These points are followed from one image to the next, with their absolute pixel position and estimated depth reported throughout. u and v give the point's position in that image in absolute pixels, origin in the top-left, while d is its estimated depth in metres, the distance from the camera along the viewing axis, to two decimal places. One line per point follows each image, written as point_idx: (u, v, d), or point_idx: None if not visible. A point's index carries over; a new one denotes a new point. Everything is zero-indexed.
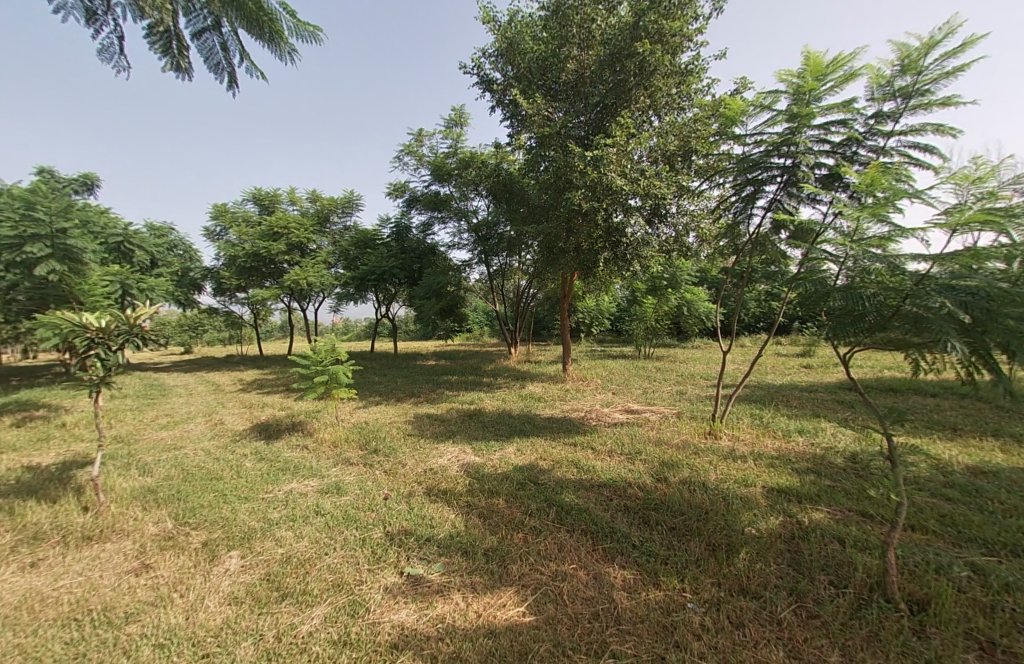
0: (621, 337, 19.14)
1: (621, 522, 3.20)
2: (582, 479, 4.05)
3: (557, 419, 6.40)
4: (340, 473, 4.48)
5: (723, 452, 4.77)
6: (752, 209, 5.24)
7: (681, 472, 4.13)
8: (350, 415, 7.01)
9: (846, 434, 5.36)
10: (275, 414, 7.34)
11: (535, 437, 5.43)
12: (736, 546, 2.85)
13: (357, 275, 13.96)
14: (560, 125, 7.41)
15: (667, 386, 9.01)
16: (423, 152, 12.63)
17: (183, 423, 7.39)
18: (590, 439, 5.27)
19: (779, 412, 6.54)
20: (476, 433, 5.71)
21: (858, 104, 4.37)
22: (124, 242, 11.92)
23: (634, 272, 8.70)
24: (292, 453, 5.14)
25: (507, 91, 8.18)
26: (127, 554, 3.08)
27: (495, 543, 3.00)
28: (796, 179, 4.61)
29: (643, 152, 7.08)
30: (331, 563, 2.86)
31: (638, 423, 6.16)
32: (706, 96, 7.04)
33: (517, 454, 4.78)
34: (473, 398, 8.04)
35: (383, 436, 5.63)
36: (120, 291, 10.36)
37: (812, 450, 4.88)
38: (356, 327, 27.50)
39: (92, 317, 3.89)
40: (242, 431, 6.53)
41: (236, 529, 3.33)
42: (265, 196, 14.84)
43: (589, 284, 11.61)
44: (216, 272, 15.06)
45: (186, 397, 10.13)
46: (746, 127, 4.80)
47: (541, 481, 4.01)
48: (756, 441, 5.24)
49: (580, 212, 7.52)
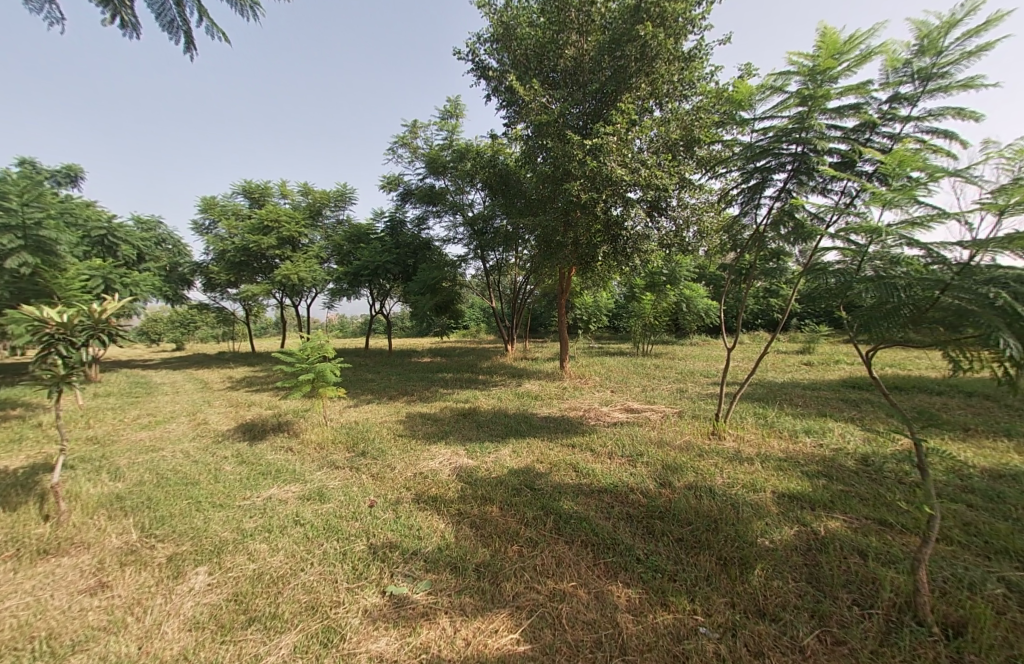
0: (619, 333, 18.93)
1: (625, 532, 2.96)
2: (580, 484, 3.80)
3: (555, 419, 6.14)
4: (324, 477, 4.22)
5: (729, 455, 4.53)
6: (758, 200, 4.96)
7: (686, 477, 3.90)
8: (339, 415, 6.73)
9: (856, 435, 5.14)
10: (261, 413, 7.07)
11: (532, 439, 5.17)
12: (749, 560, 2.62)
13: (349, 270, 13.64)
14: (558, 113, 7.10)
15: (667, 384, 8.77)
16: (417, 144, 12.32)
17: (165, 423, 7.10)
18: (590, 441, 5.02)
19: (785, 411, 6.32)
20: (469, 434, 5.44)
21: (872, 87, 4.12)
22: (108, 235, 11.57)
23: (633, 268, 8.47)
24: (275, 456, 4.87)
25: (503, 79, 7.85)
26: (84, 571, 2.83)
27: (487, 558, 2.75)
28: (807, 167, 4.36)
29: (644, 143, 6.80)
30: (306, 582, 2.61)
31: (638, 423, 5.91)
32: (710, 83, 6.77)
33: (512, 457, 4.53)
34: (468, 397, 7.77)
35: (371, 437, 5.35)
36: (102, 287, 10.02)
37: (822, 451, 4.66)
38: (351, 324, 27.18)
39: (52, 311, 3.60)
40: (224, 432, 6.24)
41: (206, 542, 3.08)
42: (256, 189, 14.47)
43: (587, 280, 11.37)
44: (206, 267, 14.70)
45: (172, 395, 9.82)
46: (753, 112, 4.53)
47: (537, 487, 3.75)
48: (762, 442, 5.02)
49: (578, 204, 7.24)
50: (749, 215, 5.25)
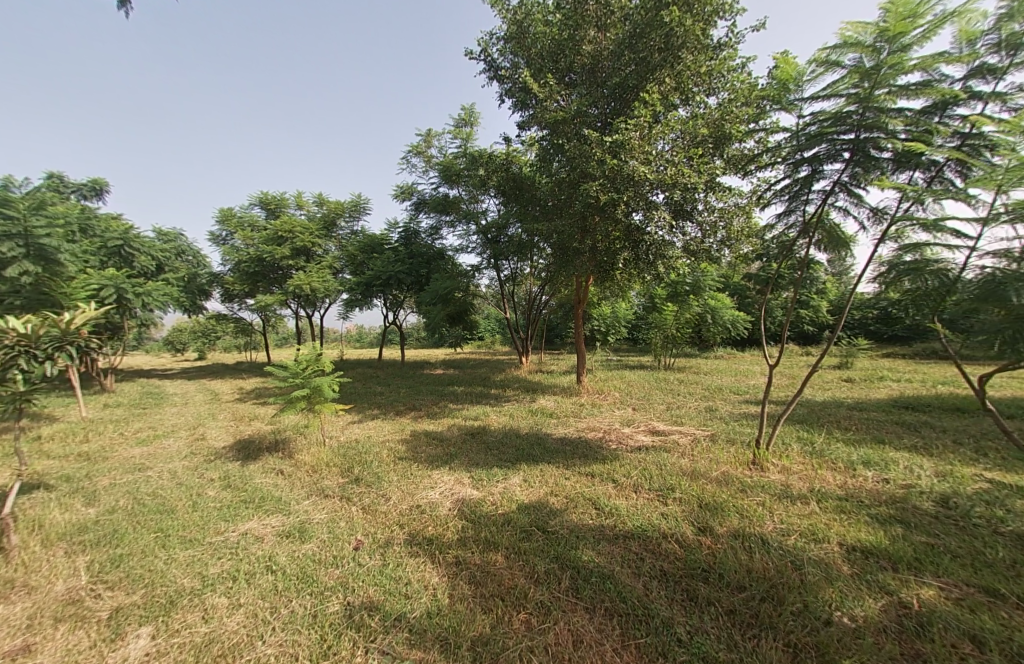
0: (638, 345, 18.18)
1: (661, 599, 2.43)
2: (601, 526, 3.25)
3: (571, 442, 5.53)
4: (309, 508, 3.74)
5: (777, 492, 3.90)
6: (807, 198, 4.29)
7: (730, 520, 3.31)
8: (340, 433, 6.27)
9: (924, 470, 4.46)
10: (259, 429, 6.68)
11: (545, 465, 4.59)
12: (829, 653, 2.08)
13: (362, 280, 13.36)
14: (577, 109, 6.62)
15: (695, 401, 8.09)
16: (432, 154, 12.10)
17: (161, 438, 6.77)
18: (612, 469, 4.42)
19: (833, 435, 5.63)
20: (476, 457, 4.90)
21: (943, 61, 3.57)
22: (125, 246, 11.52)
23: (655, 276, 7.89)
24: (264, 480, 4.44)
25: (516, 77, 7.42)
26: (12, 628, 2.42)
27: (488, 631, 2.24)
28: (866, 154, 3.78)
29: (668, 142, 6.24)
30: (263, 660, 2.14)
31: (665, 448, 5.26)
32: (743, 75, 6.23)
33: (523, 488, 3.98)
34: (478, 413, 7.25)
35: (369, 459, 4.87)
36: (114, 296, 9.93)
37: (888, 490, 4.01)
38: (368, 335, 27.12)
39: (14, 321, 3.25)
40: (218, 449, 5.84)
41: (160, 592, 2.63)
42: (272, 200, 14.45)
43: (606, 289, 10.78)
44: (222, 278, 14.66)
45: (179, 407, 9.55)
46: (802, 93, 3.94)
47: (550, 529, 3.19)
48: (814, 475, 4.37)
49: (598, 207, 6.71)
50: (794, 214, 4.54)
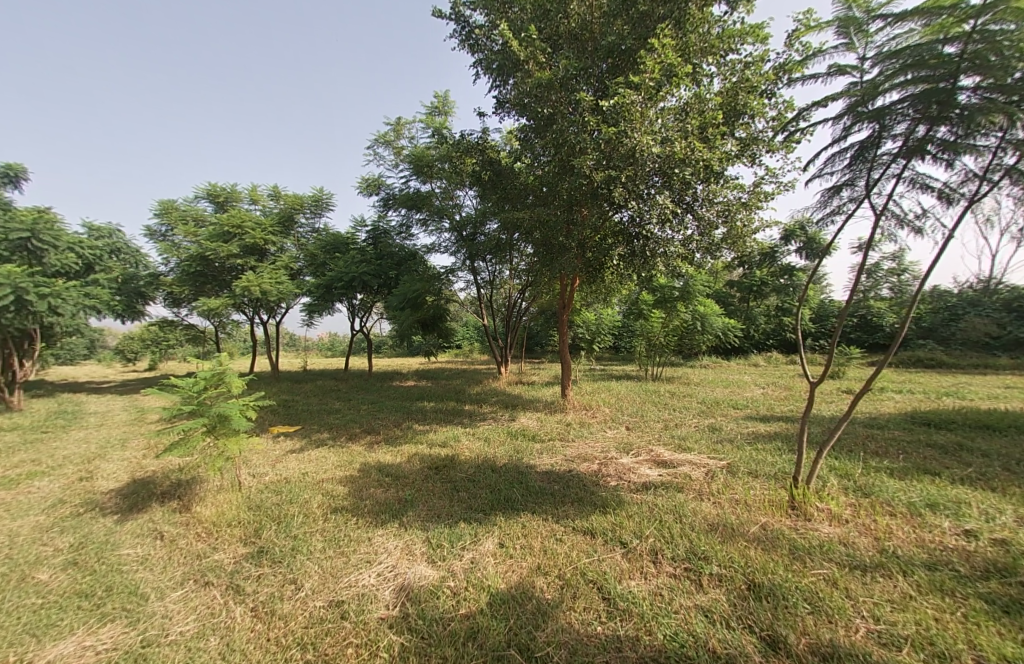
0: (623, 354, 17.36)
1: None
2: (618, 638, 2.14)
3: (559, 477, 4.40)
4: (176, 608, 2.52)
5: (846, 558, 2.84)
6: (867, 167, 3.30)
7: (803, 622, 2.24)
8: (265, 469, 4.92)
9: (1006, 515, 3.52)
10: (167, 463, 5.25)
11: (527, 519, 3.41)
12: None
13: (322, 282, 11.97)
14: (564, 74, 5.57)
15: (695, 418, 7.09)
16: (401, 145, 10.95)
17: (36, 477, 5.26)
18: (619, 523, 3.28)
19: (872, 464, 4.67)
20: (436, 507, 3.69)
21: None
22: (33, 238, 9.63)
23: (650, 276, 6.90)
24: (130, 551, 3.16)
25: (493, 42, 6.33)
26: None
27: None
28: (952, 98, 2.82)
29: (674, 115, 5.25)
30: None
31: (677, 485, 4.16)
32: (756, 41, 5.32)
33: (499, 561, 2.82)
34: (446, 438, 6.03)
35: (291, 513, 3.59)
36: (11, 299, 8.33)
37: (983, 549, 3.03)
38: (339, 343, 25.58)
39: None
40: (99, 494, 4.44)
41: None
42: (222, 192, 12.96)
43: (592, 292, 9.78)
44: (162, 278, 12.98)
45: (86, 431, 7.91)
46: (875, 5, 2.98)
47: (539, 651, 2.08)
48: (876, 524, 3.36)
49: (589, 192, 5.67)
50: (840, 194, 3.56)
